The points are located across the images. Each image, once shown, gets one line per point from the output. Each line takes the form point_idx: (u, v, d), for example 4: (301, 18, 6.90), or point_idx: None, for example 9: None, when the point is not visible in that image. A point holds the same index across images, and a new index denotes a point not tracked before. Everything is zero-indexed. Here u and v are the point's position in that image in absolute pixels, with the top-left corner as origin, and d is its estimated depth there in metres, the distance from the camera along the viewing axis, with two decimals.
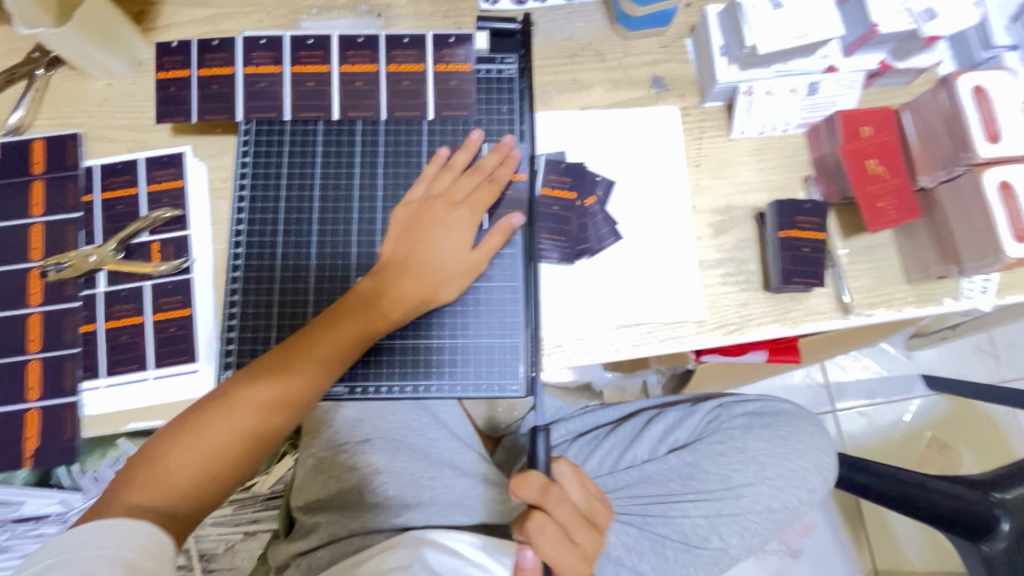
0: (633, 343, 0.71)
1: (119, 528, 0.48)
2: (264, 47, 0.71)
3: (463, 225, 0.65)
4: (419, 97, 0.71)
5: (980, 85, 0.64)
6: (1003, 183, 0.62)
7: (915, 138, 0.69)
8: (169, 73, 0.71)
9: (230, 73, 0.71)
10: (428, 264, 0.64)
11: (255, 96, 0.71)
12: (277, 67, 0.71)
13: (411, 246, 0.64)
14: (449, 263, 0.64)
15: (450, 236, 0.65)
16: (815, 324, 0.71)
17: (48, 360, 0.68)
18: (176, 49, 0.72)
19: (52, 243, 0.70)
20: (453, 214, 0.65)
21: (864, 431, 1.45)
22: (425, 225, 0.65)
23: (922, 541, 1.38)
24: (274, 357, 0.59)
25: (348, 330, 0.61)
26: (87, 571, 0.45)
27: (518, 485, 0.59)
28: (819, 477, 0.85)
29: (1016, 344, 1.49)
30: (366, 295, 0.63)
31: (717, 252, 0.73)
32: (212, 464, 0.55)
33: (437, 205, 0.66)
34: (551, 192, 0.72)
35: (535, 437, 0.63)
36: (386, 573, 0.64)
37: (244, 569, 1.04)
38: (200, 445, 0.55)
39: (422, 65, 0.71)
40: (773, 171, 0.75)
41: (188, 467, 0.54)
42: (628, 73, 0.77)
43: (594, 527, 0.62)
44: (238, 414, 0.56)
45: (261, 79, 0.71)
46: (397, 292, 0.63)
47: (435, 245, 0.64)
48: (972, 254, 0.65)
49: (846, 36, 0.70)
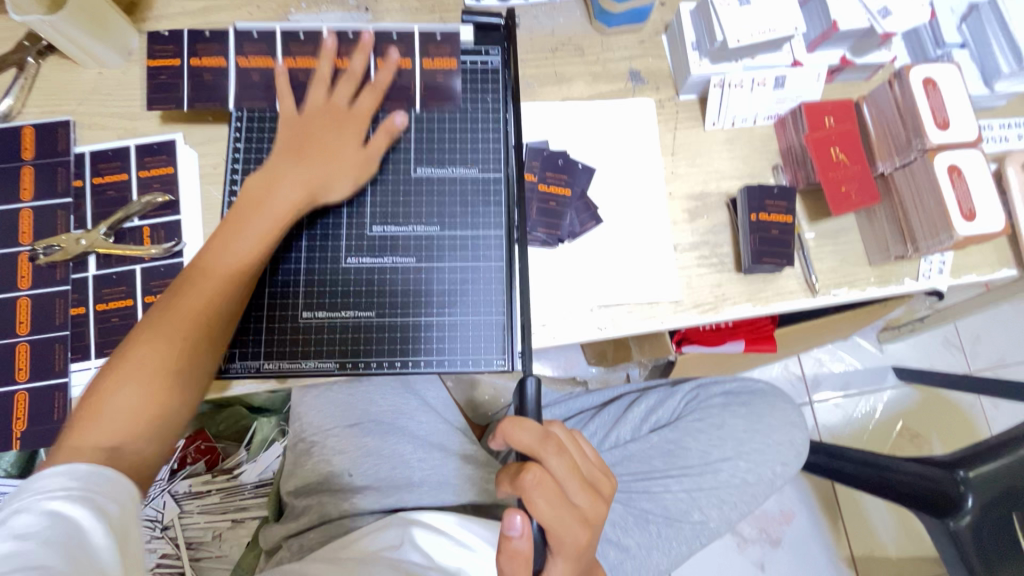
0: (614, 322, 0.74)
1: (81, 470, 0.46)
2: (255, 40, 0.73)
3: (348, 131, 0.68)
4: (407, 92, 0.73)
5: (930, 77, 0.69)
6: (953, 167, 0.67)
7: (874, 128, 0.74)
8: (160, 61, 0.73)
9: (221, 63, 0.73)
10: (315, 165, 0.65)
11: (247, 87, 0.73)
12: (269, 61, 0.73)
13: (297, 151, 0.66)
14: (336, 165, 0.66)
15: (335, 144, 0.67)
16: (785, 303, 0.75)
17: (37, 342, 0.68)
18: (166, 38, 0.73)
19: (42, 227, 0.71)
20: (337, 124, 0.68)
21: (839, 421, 1.50)
22: (313, 130, 0.67)
23: (893, 523, 1.43)
24: (193, 278, 0.59)
25: (243, 234, 0.61)
26: (56, 517, 0.43)
27: (509, 432, 0.52)
28: (793, 452, 0.89)
29: (980, 336, 1.57)
30: (249, 198, 0.63)
31: (691, 236, 0.77)
32: (149, 392, 0.53)
33: (321, 116, 0.68)
34: (548, 188, 0.75)
35: (527, 384, 0.56)
36: (373, 552, 0.65)
37: (231, 558, 1.01)
38: (133, 374, 0.53)
39: (409, 61, 0.73)
40: (744, 160, 0.80)
41: (126, 398, 0.52)
42: (607, 67, 0.81)
43: (597, 493, 0.55)
44: (157, 336, 0.55)
45: (254, 72, 0.73)
46: (284, 193, 0.64)
47: (324, 152, 0.66)
48: (925, 234, 0.69)
49: (809, 33, 0.76)
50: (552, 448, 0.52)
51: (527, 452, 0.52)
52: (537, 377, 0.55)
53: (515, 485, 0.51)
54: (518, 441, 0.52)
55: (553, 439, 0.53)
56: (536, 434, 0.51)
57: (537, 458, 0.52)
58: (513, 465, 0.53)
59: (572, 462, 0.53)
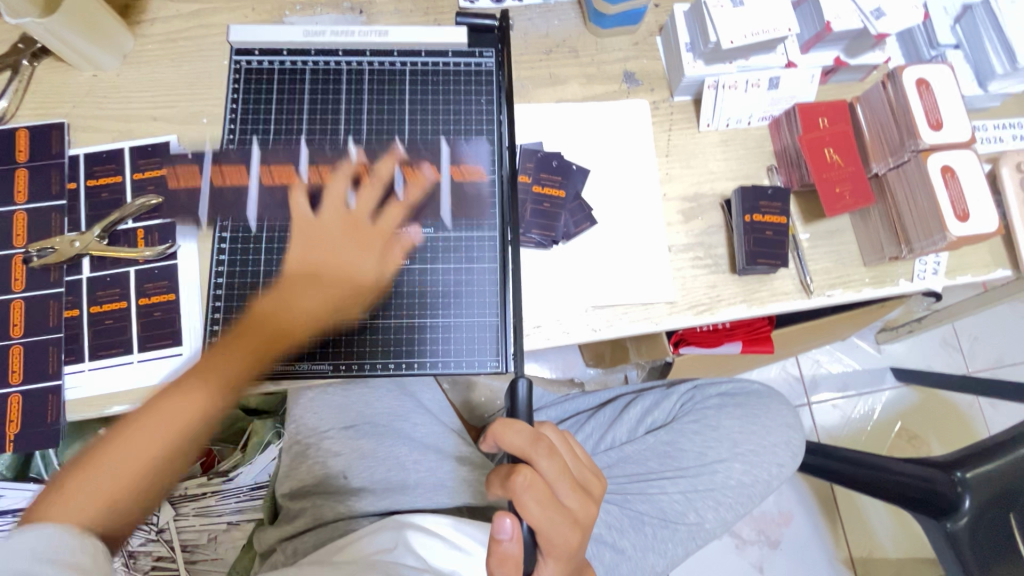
0: (608, 323, 0.74)
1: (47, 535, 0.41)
2: (277, 142, 0.73)
3: (370, 244, 0.61)
4: (434, 205, 0.71)
5: (923, 78, 0.69)
6: (946, 167, 0.68)
7: (867, 129, 0.74)
8: (182, 181, 0.70)
9: (243, 172, 0.70)
10: (333, 279, 0.59)
11: (270, 204, 0.69)
12: (292, 170, 0.70)
13: (314, 260, 0.59)
14: (356, 279, 0.59)
15: (356, 255, 0.60)
16: (780, 304, 0.75)
17: (31, 345, 0.68)
18: (191, 161, 0.71)
19: (36, 230, 0.71)
20: (360, 233, 0.61)
21: (837, 422, 1.50)
22: (331, 244, 0.60)
23: (892, 525, 1.43)
24: (228, 343, 0.55)
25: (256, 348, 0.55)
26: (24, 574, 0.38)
27: (501, 434, 0.52)
28: (789, 453, 0.89)
29: (978, 337, 1.57)
30: (262, 314, 0.57)
31: (686, 238, 0.77)
32: (133, 478, 0.48)
33: (342, 225, 0.61)
34: (541, 189, 0.74)
35: (518, 386, 0.56)
36: (367, 555, 0.65)
37: (226, 561, 1.03)
38: (112, 466, 0.47)
39: (439, 172, 0.71)
40: (739, 161, 0.80)
41: (113, 476, 0.47)
42: (601, 69, 0.81)
43: (588, 494, 0.55)
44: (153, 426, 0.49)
45: (277, 188, 0.70)
46: (298, 307, 0.57)
47: (344, 264, 0.59)
48: (920, 234, 0.69)
49: (802, 34, 0.76)
50: (543, 449, 0.52)
51: (518, 454, 0.52)
52: (528, 379, 0.56)
53: (506, 487, 0.51)
54: (508, 443, 0.52)
55: (544, 440, 0.53)
56: (527, 436, 0.52)
57: (527, 460, 0.52)
58: (504, 466, 0.53)
59: (562, 463, 0.53)
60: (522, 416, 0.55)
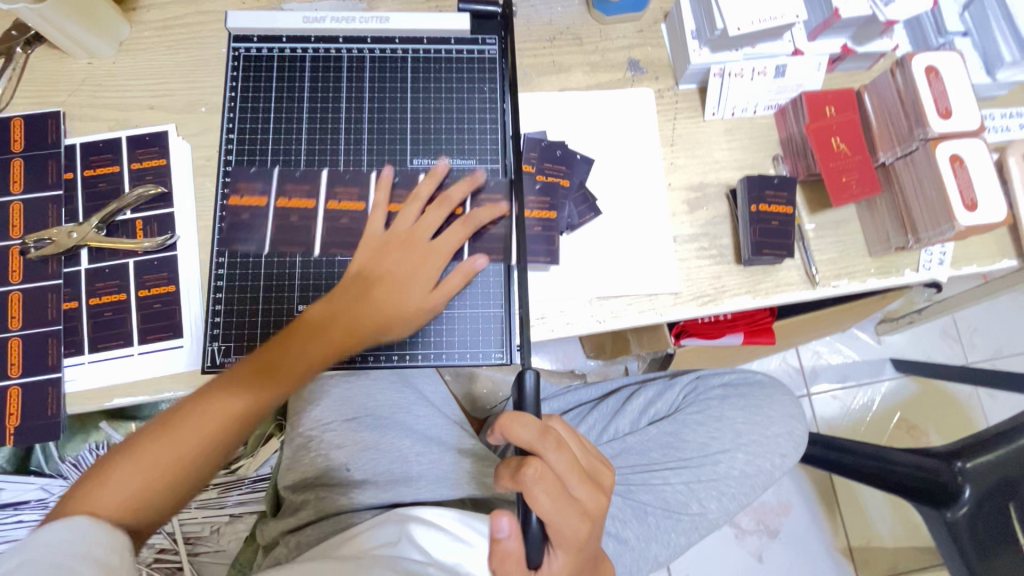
0: (612, 314, 0.73)
1: (83, 528, 0.45)
2: (348, 181, 0.71)
3: (428, 269, 0.64)
4: (501, 243, 0.70)
5: (932, 66, 0.68)
6: (955, 156, 0.67)
7: (875, 117, 0.73)
8: (242, 200, 0.70)
9: (310, 205, 0.70)
10: (389, 301, 0.62)
11: (336, 231, 0.69)
12: (361, 197, 0.70)
13: (376, 281, 0.63)
14: (409, 304, 0.63)
15: (411, 279, 0.64)
16: (784, 295, 0.75)
17: (30, 337, 0.67)
18: (252, 175, 0.71)
19: (33, 221, 0.70)
20: (419, 257, 0.64)
21: (837, 412, 1.51)
22: (390, 261, 0.64)
23: (890, 515, 1.44)
24: (286, 337, 0.60)
25: (316, 351, 0.59)
26: (58, 567, 0.42)
27: (509, 427, 0.50)
28: (792, 444, 0.89)
29: (978, 328, 1.57)
30: (319, 321, 0.61)
31: (691, 228, 0.76)
32: (160, 481, 0.51)
33: (404, 244, 0.65)
34: (545, 178, 0.73)
35: (525, 377, 0.54)
36: (370, 550, 0.65)
37: (229, 552, 1.05)
38: (143, 467, 0.51)
39: (509, 210, 0.69)
40: (744, 150, 0.79)
41: (129, 488, 0.50)
42: (606, 57, 0.80)
43: (597, 484, 0.55)
44: (198, 419, 0.53)
45: (343, 215, 0.69)
46: (357, 321, 0.61)
47: (399, 288, 0.63)
48: (927, 224, 0.69)
49: (810, 21, 0.75)
50: (553, 442, 0.51)
51: (527, 447, 0.51)
52: (536, 370, 0.53)
53: (516, 479, 0.51)
54: (518, 437, 0.51)
55: (553, 433, 0.52)
56: (537, 430, 0.50)
57: (536, 453, 0.51)
58: (513, 458, 0.52)
59: (572, 457, 0.53)
60: (531, 408, 0.54)
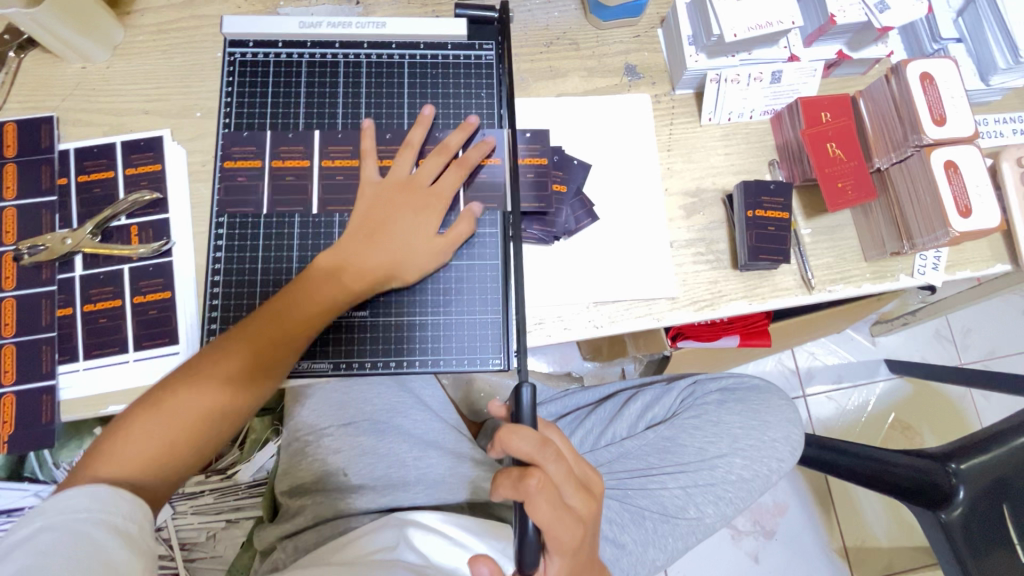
0: (610, 320, 0.73)
1: (103, 495, 0.46)
2: (341, 141, 0.72)
3: (431, 212, 0.65)
4: (498, 190, 0.72)
5: (927, 72, 0.69)
6: (949, 162, 0.68)
7: (870, 125, 0.73)
8: (237, 162, 0.71)
9: (305, 165, 0.71)
10: (392, 241, 0.64)
11: (332, 188, 0.71)
12: (353, 152, 0.71)
13: (377, 227, 0.64)
14: (411, 247, 0.64)
15: (413, 222, 0.65)
16: (781, 300, 0.75)
17: (24, 344, 0.67)
18: (246, 139, 0.71)
19: (26, 227, 0.69)
20: (421, 202, 0.66)
21: (832, 413, 1.52)
22: (390, 207, 0.65)
23: (885, 516, 1.45)
24: (293, 288, 0.61)
25: (321, 302, 0.61)
26: (79, 536, 0.43)
27: (509, 439, 0.50)
28: (788, 447, 0.89)
29: (971, 329, 1.58)
30: (326, 270, 0.62)
31: (688, 233, 0.76)
32: (177, 447, 0.53)
33: (405, 190, 0.66)
34: (527, 160, 0.72)
35: (522, 389, 0.54)
36: (368, 554, 0.64)
37: (225, 557, 1.02)
38: (159, 431, 0.52)
39: (501, 158, 0.72)
40: (740, 156, 0.79)
41: (148, 450, 0.52)
42: (602, 62, 0.80)
43: (590, 491, 0.55)
44: (201, 391, 0.55)
45: (338, 172, 0.71)
46: (361, 264, 0.63)
47: (400, 231, 0.64)
48: (922, 230, 0.69)
49: (806, 27, 0.76)
50: (551, 453, 0.52)
51: (525, 458, 0.51)
52: (533, 384, 0.54)
53: (517, 490, 0.50)
54: (517, 448, 0.50)
55: (552, 444, 0.52)
56: (536, 441, 0.51)
57: (535, 464, 0.51)
58: (514, 469, 0.52)
59: (568, 466, 0.53)
60: (527, 419, 0.54)
